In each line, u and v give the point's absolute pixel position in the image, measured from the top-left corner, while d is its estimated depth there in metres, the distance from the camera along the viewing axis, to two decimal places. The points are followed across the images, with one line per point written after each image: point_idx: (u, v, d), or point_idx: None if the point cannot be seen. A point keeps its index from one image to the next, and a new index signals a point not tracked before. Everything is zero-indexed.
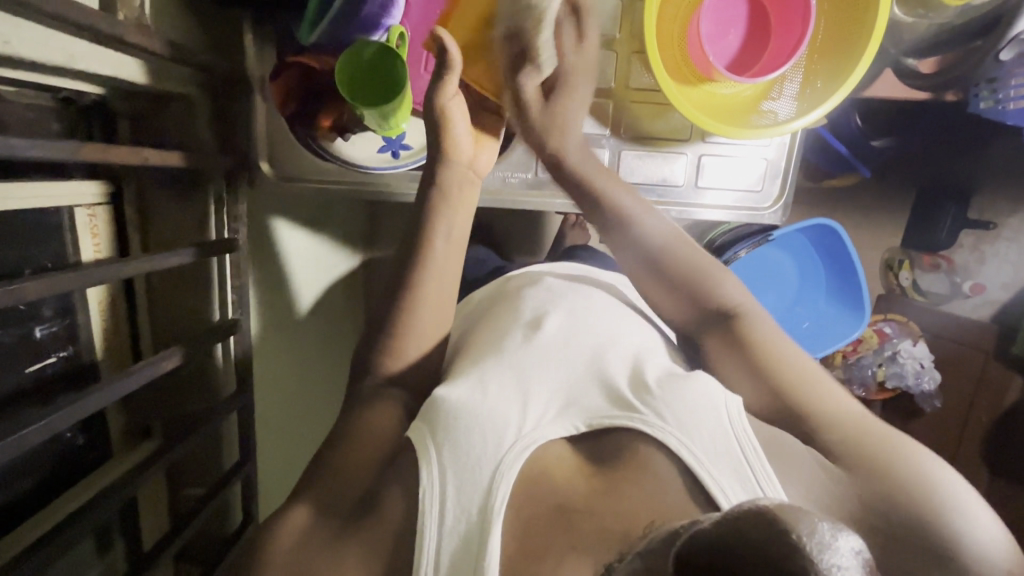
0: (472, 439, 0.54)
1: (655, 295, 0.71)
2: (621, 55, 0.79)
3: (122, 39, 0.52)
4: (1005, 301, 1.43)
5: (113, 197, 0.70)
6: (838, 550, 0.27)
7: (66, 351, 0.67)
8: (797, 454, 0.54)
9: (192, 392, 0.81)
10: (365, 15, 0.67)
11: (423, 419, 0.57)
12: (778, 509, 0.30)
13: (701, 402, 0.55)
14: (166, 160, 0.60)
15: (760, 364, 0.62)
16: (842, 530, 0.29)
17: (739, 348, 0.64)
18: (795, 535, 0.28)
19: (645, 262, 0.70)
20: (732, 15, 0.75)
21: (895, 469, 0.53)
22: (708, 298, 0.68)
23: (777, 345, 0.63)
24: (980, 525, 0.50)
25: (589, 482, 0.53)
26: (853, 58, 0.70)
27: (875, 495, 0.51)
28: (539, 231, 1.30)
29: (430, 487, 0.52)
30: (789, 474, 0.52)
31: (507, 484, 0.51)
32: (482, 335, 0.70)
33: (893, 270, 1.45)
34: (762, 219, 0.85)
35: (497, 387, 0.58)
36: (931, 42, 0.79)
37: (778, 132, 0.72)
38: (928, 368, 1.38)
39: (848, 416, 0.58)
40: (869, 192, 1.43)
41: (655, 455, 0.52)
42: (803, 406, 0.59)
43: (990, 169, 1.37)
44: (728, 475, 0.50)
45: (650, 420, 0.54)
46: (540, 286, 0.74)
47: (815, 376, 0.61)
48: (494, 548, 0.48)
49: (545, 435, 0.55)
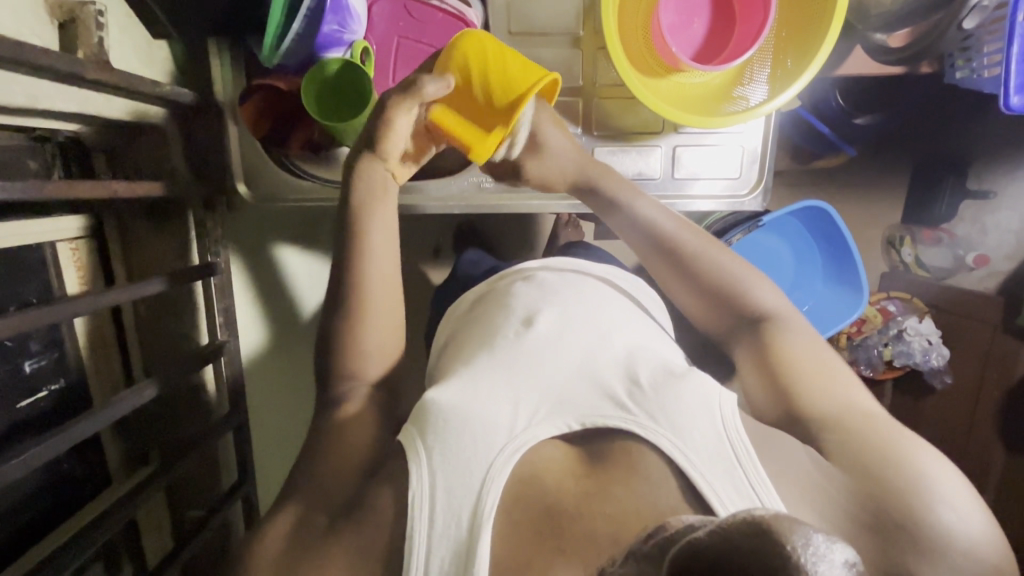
0: (461, 441, 0.53)
1: (672, 283, 0.71)
2: (586, 53, 0.79)
3: (81, 76, 0.52)
4: (1009, 271, 1.41)
5: (95, 230, 0.71)
6: (829, 560, 0.26)
7: (57, 384, 0.69)
8: (789, 452, 0.54)
9: (182, 418, 0.81)
10: (325, 32, 0.67)
11: (413, 422, 0.58)
12: (773, 517, 0.29)
13: (693, 400, 0.54)
14: (136, 191, 0.61)
15: (777, 369, 0.61)
16: (835, 542, 0.28)
17: (764, 355, 0.63)
18: (790, 547, 0.27)
19: (651, 244, 0.72)
20: (695, 4, 0.75)
21: (888, 461, 0.52)
22: (740, 305, 0.68)
23: (800, 351, 0.62)
24: (977, 522, 0.50)
25: (580, 483, 0.52)
26: (817, 37, 0.70)
27: (866, 490, 0.50)
28: (532, 231, 1.31)
29: (421, 491, 0.52)
30: (779, 469, 0.51)
31: (497, 487, 0.51)
32: (472, 336, 0.69)
33: (895, 246, 1.43)
34: (743, 206, 0.84)
35: (489, 389, 0.58)
36: (899, 14, 0.79)
37: (749, 118, 0.71)
38: (937, 344, 1.36)
39: (846, 410, 0.57)
40: (866, 167, 1.40)
41: (647, 457, 0.52)
42: (799, 403, 0.59)
43: (983, 138, 1.34)
44: (719, 473, 0.50)
45: (642, 422, 0.54)
46: (532, 281, 0.73)
47: (834, 374, 0.60)
48: (483, 557, 0.48)
49: (537, 435, 0.55)
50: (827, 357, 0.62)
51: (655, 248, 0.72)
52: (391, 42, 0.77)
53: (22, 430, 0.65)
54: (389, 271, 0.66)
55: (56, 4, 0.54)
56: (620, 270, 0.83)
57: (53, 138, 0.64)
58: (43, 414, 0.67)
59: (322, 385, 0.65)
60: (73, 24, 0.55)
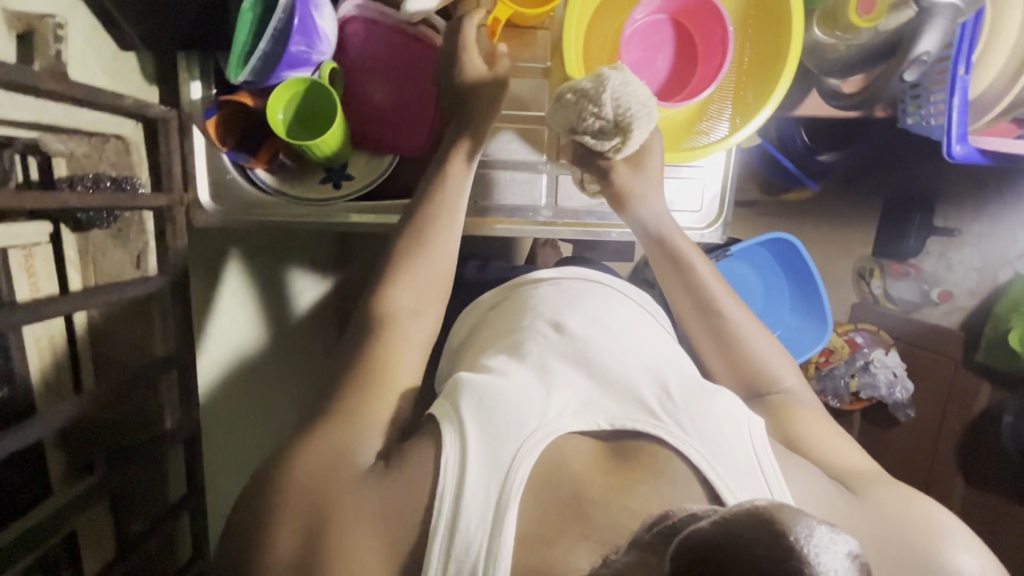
0: (497, 420, 0.54)
1: (692, 321, 0.74)
2: (554, 83, 0.81)
3: (34, 86, 0.52)
4: (973, 307, 1.44)
5: (53, 240, 0.71)
6: (832, 551, 0.29)
7: (1, 392, 0.66)
8: (812, 480, 0.57)
9: (132, 426, 0.81)
10: (291, 54, 0.68)
11: (444, 398, 0.58)
12: (774, 508, 0.32)
13: (722, 415, 0.57)
14: (92, 202, 0.61)
15: (793, 425, 0.66)
16: (839, 533, 0.30)
17: (778, 417, 0.68)
18: (793, 538, 0.29)
19: (677, 268, 0.75)
20: (660, 40, 0.77)
21: (902, 509, 0.57)
22: (757, 370, 0.71)
23: (809, 418, 0.67)
24: (980, 565, 0.55)
25: (607, 476, 0.52)
26: (772, 82, 0.72)
27: (889, 529, 0.55)
28: (506, 252, 1.32)
29: (450, 463, 0.52)
30: (802, 492, 0.55)
31: (526, 468, 0.52)
32: (492, 339, 0.70)
33: (865, 279, 1.47)
34: (704, 238, 0.85)
35: (522, 379, 0.59)
36: (846, 63, 0.79)
37: (709, 153, 0.74)
38: (902, 377, 1.40)
39: (854, 466, 0.63)
40: (836, 201, 1.44)
41: (673, 462, 0.53)
42: (815, 454, 0.64)
43: (947, 178, 1.39)
44: (744, 485, 0.53)
45: (672, 431, 0.55)
46: (556, 285, 0.73)
47: (840, 445, 0.66)
48: (506, 538, 0.48)
49: (566, 426, 0.55)
50: (829, 427, 0.68)
51: (680, 271, 0.75)
52: (362, 63, 0.79)
53: None
54: None
55: (14, 14, 0.54)
56: (620, 279, 0.82)
57: (11, 145, 0.62)
58: None
59: None
60: (32, 35, 0.56)
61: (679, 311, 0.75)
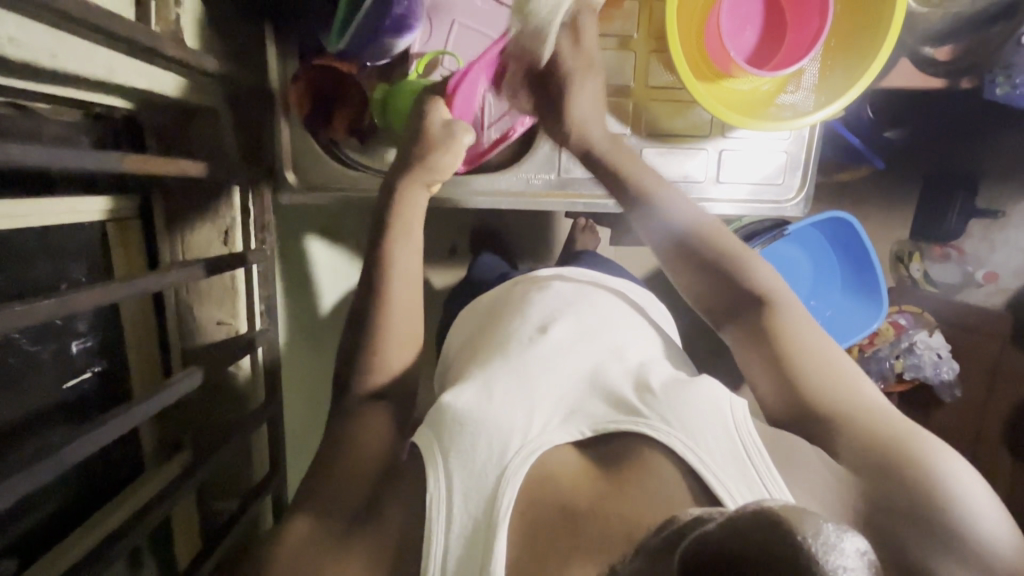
0: (477, 445, 0.53)
1: (680, 278, 0.69)
2: (638, 55, 0.79)
3: (160, 49, 0.52)
4: (1017, 288, 1.43)
5: (141, 211, 0.71)
6: (842, 551, 0.26)
7: (100, 366, 0.68)
8: (799, 453, 0.54)
9: (220, 406, 0.80)
10: (393, 18, 0.67)
11: (428, 424, 0.58)
12: (782, 508, 0.30)
13: (705, 405, 0.54)
14: (199, 170, 0.61)
15: (781, 357, 0.61)
16: (846, 531, 0.28)
17: (762, 344, 0.62)
18: (800, 537, 0.27)
19: (669, 239, 0.69)
20: (749, 11, 0.77)
21: (904, 460, 0.51)
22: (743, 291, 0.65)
23: (805, 338, 0.61)
24: (994, 516, 0.49)
25: (593, 484, 0.52)
26: (873, 45, 0.71)
27: (886, 488, 0.50)
28: (549, 235, 1.32)
29: (438, 496, 0.52)
30: (793, 470, 0.52)
31: (513, 488, 0.51)
32: (490, 340, 0.70)
33: (904, 261, 1.44)
34: (784, 211, 0.85)
35: (503, 393, 0.58)
36: (949, 29, 0.85)
37: (799, 123, 0.73)
38: (946, 357, 1.37)
39: (854, 406, 0.57)
40: (879, 182, 1.43)
41: (658, 458, 0.52)
42: (814, 403, 0.58)
43: (993, 158, 1.38)
44: (732, 475, 0.50)
45: (654, 424, 0.53)
46: (549, 289, 0.74)
47: (844, 371, 0.59)
48: (500, 554, 0.48)
49: (551, 440, 0.54)
50: (830, 347, 0.61)
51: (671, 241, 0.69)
52: (447, 26, 0.77)
53: (59, 413, 0.64)
54: (409, 268, 0.67)
55: None
56: (637, 287, 0.84)
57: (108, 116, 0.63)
58: (86, 395, 0.67)
59: (370, 378, 0.65)
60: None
61: (667, 268, 0.70)
